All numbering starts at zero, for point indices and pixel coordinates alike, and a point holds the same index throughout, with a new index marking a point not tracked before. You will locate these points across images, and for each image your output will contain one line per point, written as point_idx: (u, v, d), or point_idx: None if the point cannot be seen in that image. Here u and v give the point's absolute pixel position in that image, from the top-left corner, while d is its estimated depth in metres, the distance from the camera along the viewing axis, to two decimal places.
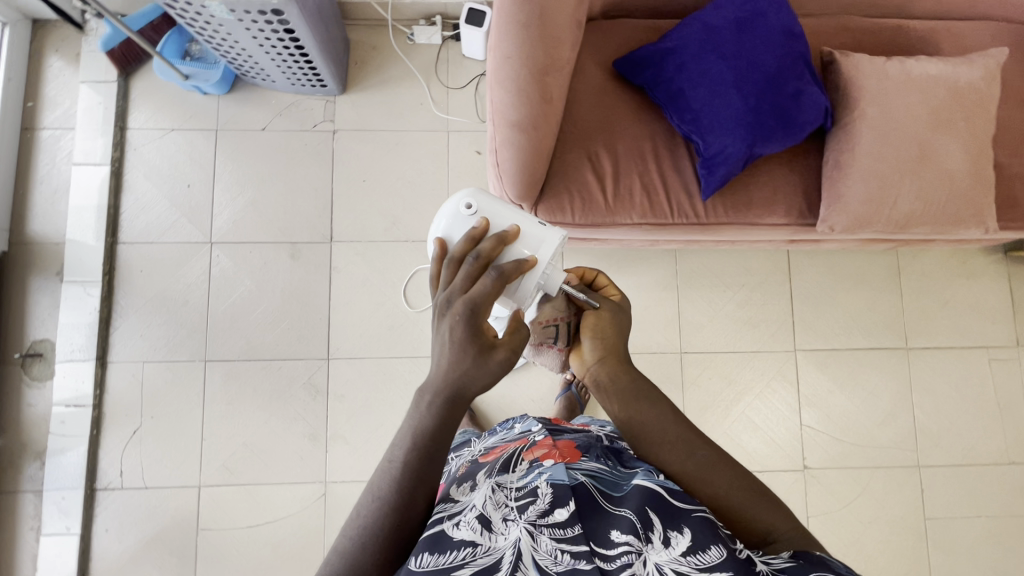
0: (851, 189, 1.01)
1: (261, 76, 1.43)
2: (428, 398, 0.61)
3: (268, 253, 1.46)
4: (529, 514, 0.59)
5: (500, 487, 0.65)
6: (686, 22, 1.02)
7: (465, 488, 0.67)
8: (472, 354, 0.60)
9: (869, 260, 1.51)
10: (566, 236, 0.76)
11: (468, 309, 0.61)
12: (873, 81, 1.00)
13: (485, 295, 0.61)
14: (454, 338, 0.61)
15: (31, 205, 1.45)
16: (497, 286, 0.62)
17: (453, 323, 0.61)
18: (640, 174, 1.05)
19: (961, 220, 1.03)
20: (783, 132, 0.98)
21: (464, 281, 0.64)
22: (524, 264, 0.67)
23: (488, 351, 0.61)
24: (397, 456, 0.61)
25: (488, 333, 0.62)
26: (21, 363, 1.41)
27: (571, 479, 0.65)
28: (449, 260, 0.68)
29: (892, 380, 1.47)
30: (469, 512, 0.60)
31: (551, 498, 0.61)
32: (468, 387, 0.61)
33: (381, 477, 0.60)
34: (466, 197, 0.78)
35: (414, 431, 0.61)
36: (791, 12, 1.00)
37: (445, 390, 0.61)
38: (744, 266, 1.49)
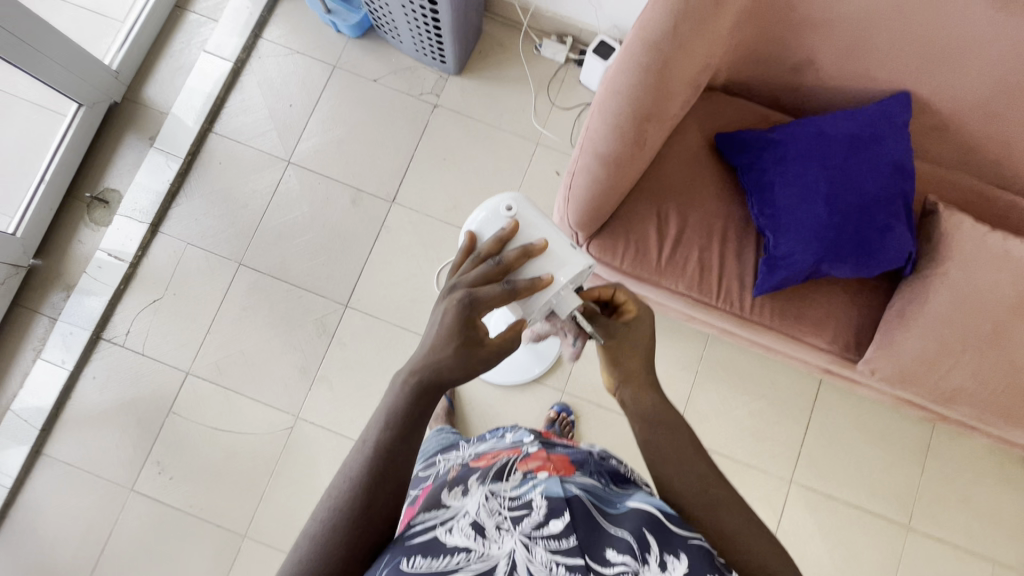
0: (907, 341, 0.97)
1: (393, 34, 1.51)
2: (403, 376, 0.62)
3: (334, 191, 1.52)
4: (524, 526, 0.55)
5: (495, 494, 0.61)
6: (801, 122, 1.01)
7: (456, 495, 0.64)
8: (458, 345, 0.62)
9: (898, 423, 1.43)
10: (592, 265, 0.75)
11: (470, 303, 0.64)
12: (968, 245, 0.96)
13: (489, 297, 0.64)
14: (444, 324, 0.63)
15: (155, 72, 1.58)
16: (503, 296, 0.65)
17: (449, 308, 0.64)
18: (701, 248, 1.04)
19: (1012, 416, 0.97)
20: (857, 261, 0.96)
21: (476, 278, 0.68)
22: (540, 282, 0.69)
23: (474, 347, 0.63)
24: (371, 436, 0.59)
25: (480, 331, 0.64)
26: (88, 203, 1.51)
27: (567, 492, 0.59)
28: (472, 257, 0.72)
29: (879, 552, 1.37)
30: (462, 518, 0.58)
31: (546, 509, 0.57)
32: (446, 374, 0.62)
33: (354, 458, 0.58)
34: (507, 199, 0.79)
35: (386, 411, 0.60)
36: (909, 148, 0.98)
37: (423, 372, 0.61)
38: (770, 378, 1.44)
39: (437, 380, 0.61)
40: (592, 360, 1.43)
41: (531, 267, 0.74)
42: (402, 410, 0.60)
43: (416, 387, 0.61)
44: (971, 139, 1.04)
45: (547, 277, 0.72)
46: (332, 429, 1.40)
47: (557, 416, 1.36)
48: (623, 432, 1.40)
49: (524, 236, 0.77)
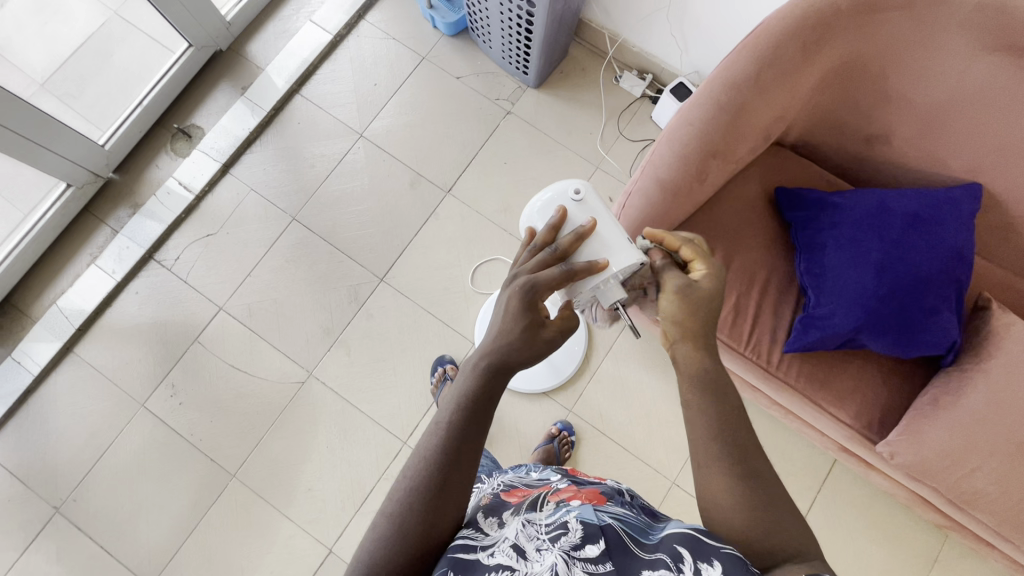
0: (933, 432, 0.94)
1: (485, 39, 1.59)
2: (475, 360, 0.64)
3: (396, 171, 1.59)
4: (562, 544, 0.56)
5: (530, 523, 0.62)
6: (864, 191, 1.01)
7: (494, 524, 0.65)
8: (525, 325, 0.64)
9: (909, 527, 1.36)
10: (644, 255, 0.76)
11: (532, 287, 0.66)
12: (1018, 348, 0.92)
13: (549, 279, 0.67)
14: (510, 307, 0.65)
15: (261, 31, 1.70)
16: (563, 279, 0.68)
17: (513, 293, 0.66)
18: (740, 293, 1.04)
19: None
20: (896, 338, 0.94)
21: (535, 265, 0.70)
22: (593, 265, 0.72)
23: (538, 328, 0.65)
24: (442, 419, 0.62)
25: (542, 313, 0.67)
26: (174, 134, 1.62)
27: (600, 519, 0.59)
28: (529, 246, 0.75)
29: None
30: (503, 543, 0.59)
31: (582, 533, 0.57)
32: (513, 355, 0.64)
33: (425, 441, 0.61)
34: (575, 183, 0.80)
35: (456, 395, 0.62)
36: (971, 238, 0.97)
37: (492, 354, 0.63)
38: (782, 448, 1.40)
39: (502, 360, 0.63)
40: (607, 387, 1.42)
41: (584, 252, 0.77)
42: (469, 392, 0.63)
43: (487, 371, 0.63)
44: None
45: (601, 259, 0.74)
46: (341, 393, 1.43)
47: (558, 433, 1.35)
48: (622, 466, 1.38)
49: (573, 220, 0.78)
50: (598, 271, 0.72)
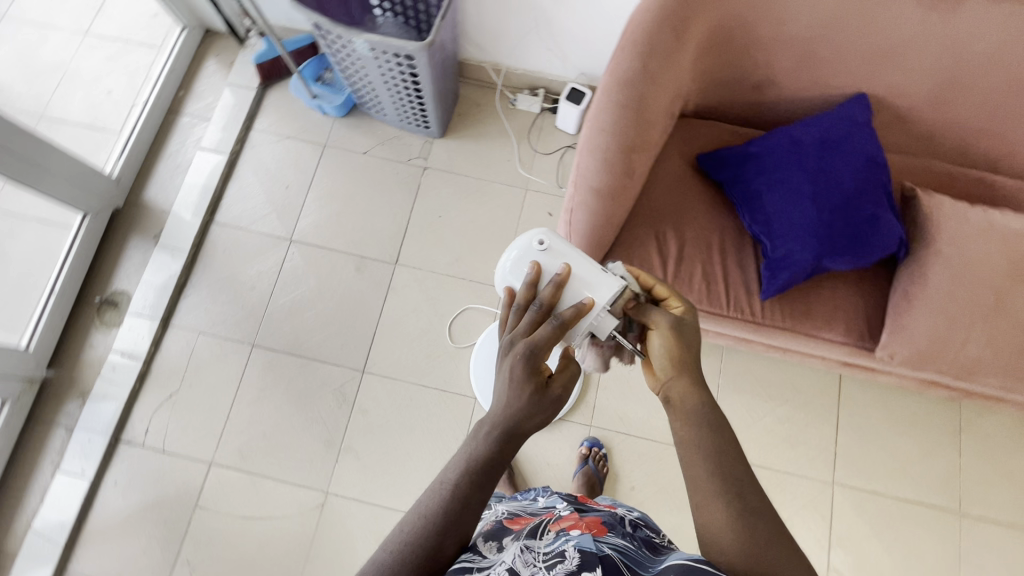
0: (915, 322, 1.00)
1: (377, 108, 1.60)
2: (484, 429, 0.66)
3: (338, 261, 1.56)
4: (557, 571, 0.58)
5: (527, 550, 0.66)
6: (773, 133, 1.08)
7: (492, 549, 0.70)
8: (532, 390, 0.66)
9: (927, 407, 1.43)
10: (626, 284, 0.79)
11: (532, 350, 0.67)
12: (951, 222, 1.01)
13: (546, 337, 0.69)
14: (513, 376, 0.67)
15: (153, 174, 1.65)
16: (558, 333, 0.69)
17: (515, 360, 0.67)
18: (703, 262, 1.08)
19: None
20: (852, 253, 1.00)
21: (527, 326, 0.71)
22: (583, 308, 0.74)
23: (545, 389, 0.67)
24: (449, 478, 0.64)
25: (545, 372, 0.69)
26: (98, 307, 1.54)
27: (598, 549, 0.62)
28: (512, 311, 0.76)
29: (939, 546, 1.34)
30: (500, 566, 0.63)
31: (578, 561, 0.60)
32: (525, 420, 0.65)
33: (433, 496, 0.63)
34: (539, 234, 0.82)
35: (467, 457, 0.64)
36: (877, 142, 1.05)
37: (503, 420, 0.65)
38: (791, 381, 1.45)
39: (513, 425, 0.65)
40: (615, 390, 1.43)
41: (568, 297, 0.78)
42: (479, 455, 0.64)
43: (499, 438, 0.65)
44: (930, 126, 1.12)
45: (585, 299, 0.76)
46: (364, 500, 1.37)
47: (589, 452, 1.35)
48: (659, 457, 1.38)
49: (549, 268, 0.80)
50: (587, 311, 0.74)
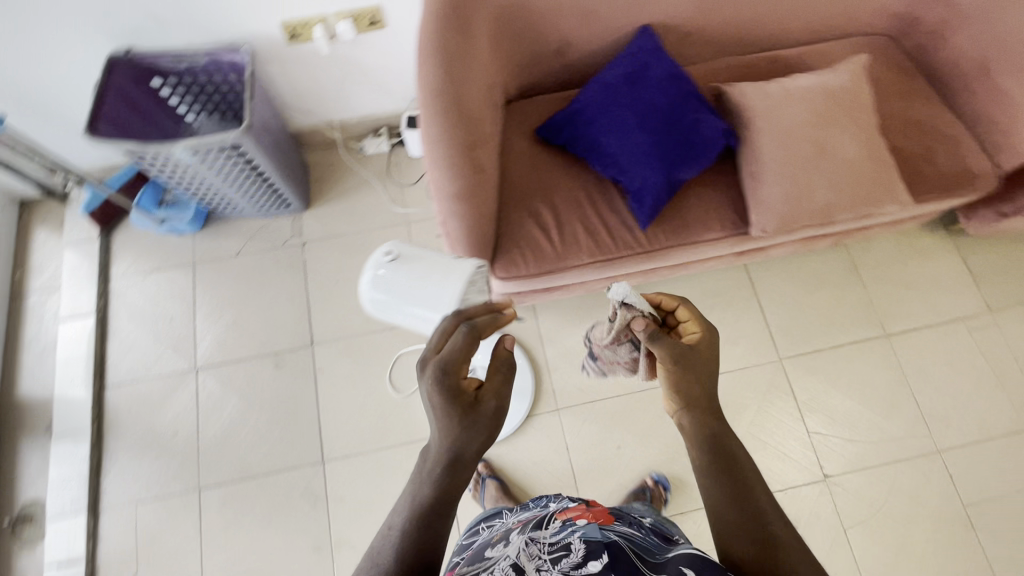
0: (768, 193, 1.11)
1: (230, 207, 1.56)
2: (427, 462, 0.63)
3: (254, 368, 1.49)
4: (563, 564, 0.69)
5: (535, 542, 0.77)
6: (587, 85, 1.16)
7: (504, 546, 0.79)
8: (459, 414, 0.64)
9: (824, 261, 1.59)
10: (476, 262, 0.88)
11: (447, 368, 0.65)
12: (758, 101, 1.13)
13: (460, 352, 0.66)
14: (436, 401, 0.65)
15: (20, 367, 1.50)
16: (469, 343, 0.67)
17: (434, 383, 0.65)
18: (580, 219, 1.16)
19: (873, 198, 1.10)
20: (693, 158, 1.11)
21: (440, 342, 0.69)
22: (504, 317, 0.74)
23: (473, 406, 0.65)
24: (397, 522, 0.60)
25: (469, 390, 0.66)
26: (12, 530, 1.37)
27: (604, 538, 0.74)
28: (434, 331, 0.70)
29: (884, 371, 1.49)
30: (504, 561, 0.72)
31: (584, 551, 0.70)
32: (467, 446, 0.63)
33: (384, 541, 0.58)
34: (387, 247, 0.88)
35: (413, 496, 0.61)
36: (671, 59, 1.16)
37: (441, 455, 0.63)
38: (709, 289, 1.56)
39: (452, 454, 0.63)
40: (567, 367, 1.49)
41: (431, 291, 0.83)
42: (427, 491, 0.62)
43: (442, 469, 0.62)
44: (711, 31, 1.25)
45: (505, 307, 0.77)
46: None
47: (652, 484, 1.36)
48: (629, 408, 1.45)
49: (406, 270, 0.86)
50: (508, 322, 0.74)
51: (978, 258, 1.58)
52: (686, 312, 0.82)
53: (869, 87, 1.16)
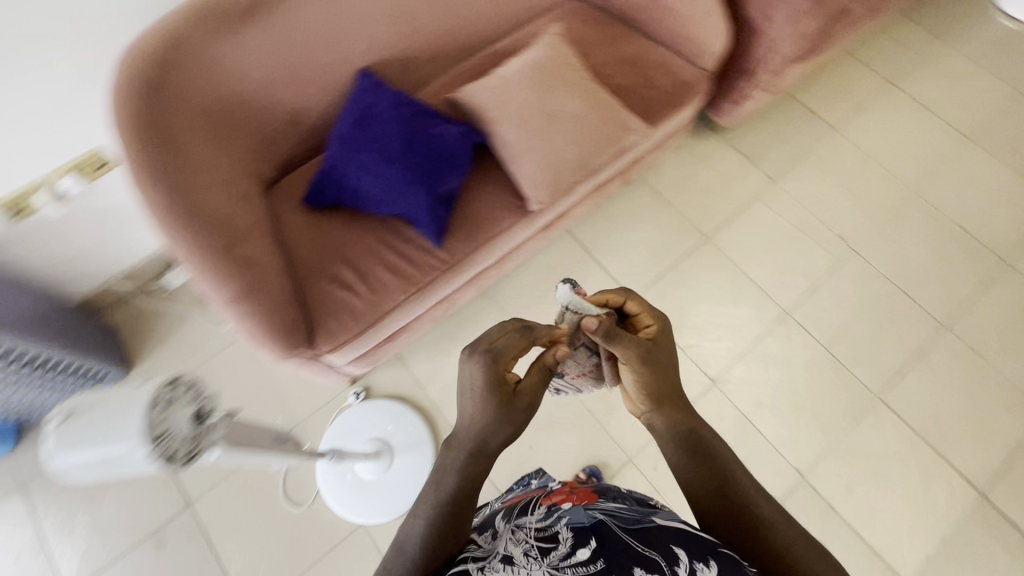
0: (526, 168, 1.18)
1: (39, 409, 1.40)
2: (454, 455, 0.74)
3: (135, 561, 1.33)
4: (551, 557, 0.63)
5: (520, 528, 0.71)
6: (328, 143, 1.18)
7: (489, 536, 0.74)
8: (497, 405, 0.74)
9: (631, 198, 1.72)
10: (155, 383, 0.58)
11: (496, 360, 0.76)
12: (484, 95, 1.22)
13: (511, 349, 0.77)
14: (478, 390, 0.75)
15: None
16: (519, 342, 0.77)
17: (480, 369, 0.75)
18: (380, 262, 1.17)
19: (612, 137, 1.23)
20: (449, 167, 1.16)
21: (493, 334, 0.78)
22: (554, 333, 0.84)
23: (510, 399, 0.75)
24: (420, 512, 0.72)
25: (509, 383, 0.77)
26: None
27: (591, 518, 0.68)
28: (495, 323, 0.79)
29: (718, 268, 1.64)
30: (493, 557, 0.66)
31: (572, 539, 0.65)
32: (489, 441, 0.74)
33: (411, 527, 0.71)
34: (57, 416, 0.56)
35: (439, 489, 0.73)
36: (393, 89, 1.21)
37: (466, 450, 0.74)
38: (548, 267, 1.64)
39: (482, 445, 0.74)
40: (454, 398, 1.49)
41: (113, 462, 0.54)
42: (454, 482, 0.73)
43: (467, 459, 0.74)
44: (425, 49, 1.32)
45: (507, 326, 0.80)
46: None
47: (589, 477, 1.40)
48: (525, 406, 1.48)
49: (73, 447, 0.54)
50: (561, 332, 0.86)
51: (747, 142, 1.80)
52: (635, 306, 0.85)
53: (570, 49, 1.29)
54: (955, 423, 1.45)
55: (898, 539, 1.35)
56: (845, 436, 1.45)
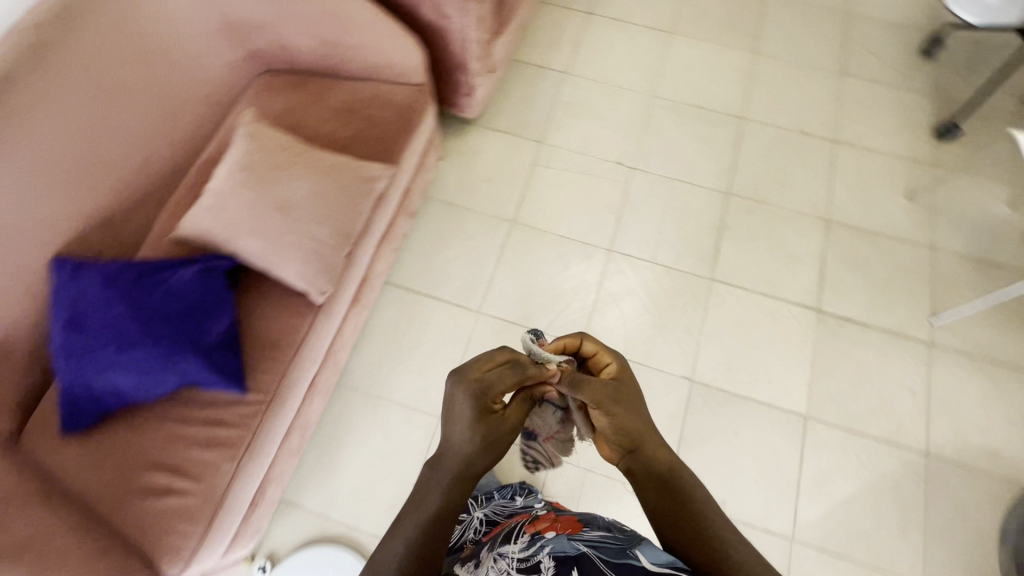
0: (288, 270, 1.08)
1: None
2: (445, 474, 0.79)
3: None
4: None
5: (502, 555, 0.82)
6: (52, 358, 0.99)
7: (472, 565, 0.85)
8: (482, 427, 0.82)
9: (430, 222, 1.70)
10: None
11: (483, 388, 0.84)
12: (204, 219, 1.08)
13: (501, 381, 0.86)
14: (466, 414, 0.82)
15: None
16: (509, 376, 0.86)
17: (469, 394, 0.83)
18: (188, 445, 1.02)
19: (358, 195, 1.16)
20: (203, 311, 1.02)
21: (487, 366, 0.86)
22: (544, 372, 0.92)
23: (490, 420, 0.84)
24: (405, 543, 0.72)
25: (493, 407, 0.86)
26: None
27: (571, 550, 0.76)
28: (485, 354, 0.87)
29: (536, 243, 1.68)
30: None
31: (553, 568, 0.74)
32: (474, 464, 0.80)
33: (395, 549, 0.71)
34: None
35: (428, 513, 0.75)
36: (95, 263, 1.03)
37: (455, 470, 0.79)
38: (388, 328, 1.57)
39: (469, 468, 0.79)
40: (364, 507, 1.39)
41: None
42: (440, 502, 0.77)
43: (456, 481, 0.78)
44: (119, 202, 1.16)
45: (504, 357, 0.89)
46: None
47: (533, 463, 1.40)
48: None
49: None
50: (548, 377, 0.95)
51: (502, 120, 1.85)
52: (591, 347, 0.99)
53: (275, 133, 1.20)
54: (772, 267, 1.65)
55: (782, 386, 1.51)
56: (705, 328, 1.58)
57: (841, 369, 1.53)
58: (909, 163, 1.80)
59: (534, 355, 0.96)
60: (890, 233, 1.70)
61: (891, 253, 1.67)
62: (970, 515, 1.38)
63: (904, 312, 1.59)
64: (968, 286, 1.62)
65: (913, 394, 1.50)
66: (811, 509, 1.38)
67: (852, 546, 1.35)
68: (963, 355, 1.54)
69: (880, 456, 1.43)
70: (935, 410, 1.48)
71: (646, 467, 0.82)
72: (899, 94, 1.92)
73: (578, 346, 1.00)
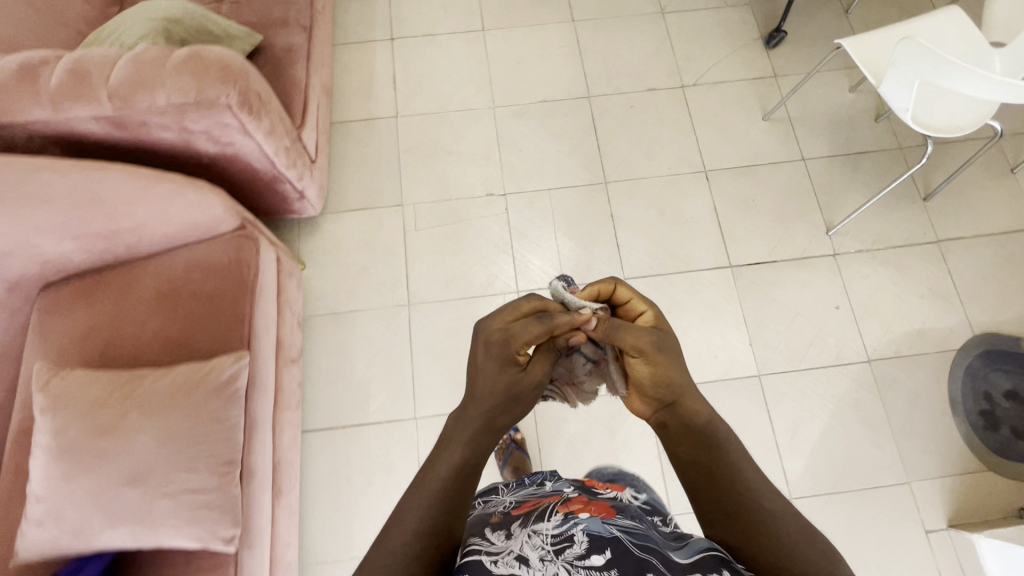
0: (178, 535, 0.89)
1: None
2: (470, 432, 0.73)
3: None
4: (566, 555, 0.67)
5: (536, 533, 0.73)
6: None
7: (501, 536, 0.75)
8: (507, 375, 0.75)
9: (323, 345, 1.51)
10: None
11: (511, 336, 0.73)
12: (44, 532, 0.87)
13: (528, 334, 0.75)
14: (492, 359, 0.74)
15: None
16: (537, 327, 0.75)
17: (493, 346, 0.74)
18: None
19: (219, 407, 0.95)
20: None
21: (512, 315, 0.76)
22: (578, 317, 0.78)
23: (516, 368, 0.75)
24: (435, 484, 0.70)
25: (518, 358, 0.76)
26: None
27: (606, 530, 0.71)
28: (509, 304, 0.77)
29: (443, 317, 1.54)
30: (506, 552, 0.69)
31: (586, 542, 0.68)
32: (499, 417, 0.75)
33: (417, 504, 0.68)
34: None
35: (457, 460, 0.72)
36: None
37: (482, 420, 0.73)
38: (329, 480, 1.40)
39: (493, 421, 0.74)
40: None
41: None
42: (466, 458, 0.72)
43: (482, 432, 0.73)
44: None
45: (534, 303, 0.79)
46: None
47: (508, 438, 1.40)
48: None
49: None
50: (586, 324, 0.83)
51: (350, 196, 1.65)
52: (626, 294, 0.86)
53: (88, 372, 0.96)
54: (675, 241, 1.61)
55: (728, 355, 1.51)
56: None
57: (771, 315, 1.55)
58: (755, 81, 1.80)
59: (567, 302, 0.85)
60: (764, 160, 1.71)
61: (771, 179, 1.68)
62: (924, 400, 1.47)
63: (803, 233, 1.62)
64: (847, 185, 1.67)
65: (839, 309, 1.55)
66: (796, 462, 1.42)
67: (841, 478, 1.41)
68: (865, 253, 1.60)
69: (833, 382, 1.49)
70: (862, 315, 1.55)
71: (682, 423, 0.75)
72: (721, 12, 1.89)
73: (614, 291, 0.86)
